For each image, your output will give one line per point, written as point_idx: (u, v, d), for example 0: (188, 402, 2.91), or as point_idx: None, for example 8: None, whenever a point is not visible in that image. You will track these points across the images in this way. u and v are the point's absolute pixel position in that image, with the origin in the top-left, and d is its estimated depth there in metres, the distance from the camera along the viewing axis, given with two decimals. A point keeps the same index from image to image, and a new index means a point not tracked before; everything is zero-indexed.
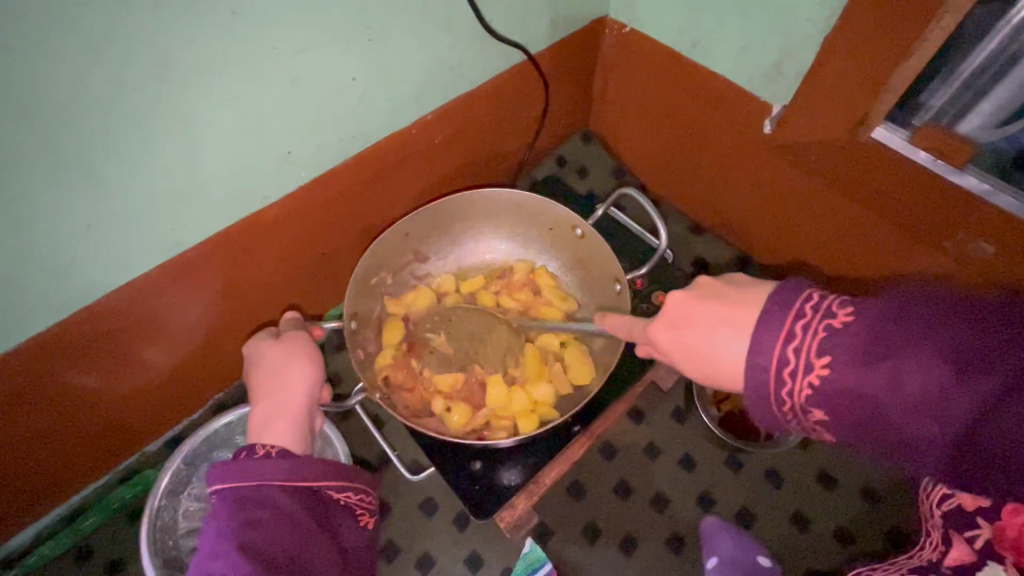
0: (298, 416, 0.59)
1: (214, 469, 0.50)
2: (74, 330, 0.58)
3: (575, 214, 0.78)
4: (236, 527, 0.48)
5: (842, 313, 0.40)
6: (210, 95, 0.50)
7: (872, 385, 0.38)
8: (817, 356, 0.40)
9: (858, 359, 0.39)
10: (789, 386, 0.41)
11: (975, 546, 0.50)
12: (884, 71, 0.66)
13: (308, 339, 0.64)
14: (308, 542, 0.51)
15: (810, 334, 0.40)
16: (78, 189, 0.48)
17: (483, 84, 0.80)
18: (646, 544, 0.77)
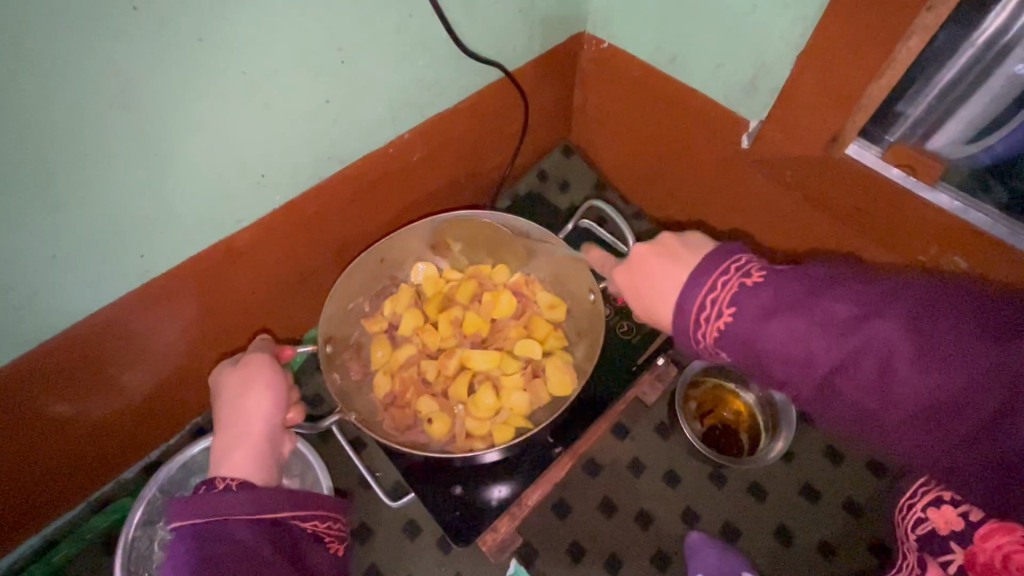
0: (259, 445, 0.62)
1: (173, 508, 0.54)
2: (46, 359, 0.61)
3: (548, 232, 0.79)
4: (191, 561, 0.50)
5: (757, 273, 0.46)
6: (178, 121, 0.53)
7: (772, 335, 0.45)
8: (727, 308, 0.46)
9: (770, 304, 0.45)
10: (702, 330, 0.47)
11: (945, 570, 0.47)
12: (856, 86, 0.65)
13: (269, 360, 0.66)
14: (267, 573, 0.52)
15: (730, 285, 0.46)
16: (46, 218, 0.51)
17: (458, 104, 0.82)
18: (630, 563, 0.78)
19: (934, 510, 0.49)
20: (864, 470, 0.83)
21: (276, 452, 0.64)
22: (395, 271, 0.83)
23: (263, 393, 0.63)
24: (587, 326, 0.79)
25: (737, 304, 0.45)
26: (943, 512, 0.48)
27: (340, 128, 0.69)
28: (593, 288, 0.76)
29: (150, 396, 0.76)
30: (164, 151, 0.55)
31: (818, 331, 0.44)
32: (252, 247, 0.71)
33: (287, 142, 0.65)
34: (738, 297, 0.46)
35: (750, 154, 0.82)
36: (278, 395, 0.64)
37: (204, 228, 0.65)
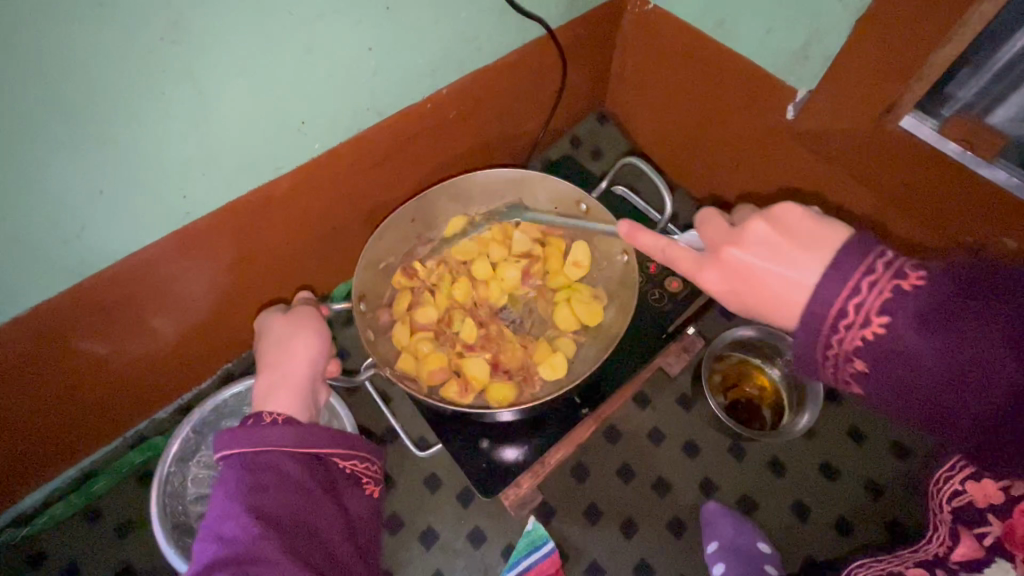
0: (302, 386, 0.63)
1: (223, 438, 0.55)
2: (88, 296, 0.62)
3: (580, 188, 0.78)
4: (244, 490, 0.52)
5: (914, 273, 0.41)
6: (223, 64, 0.53)
7: (920, 349, 0.41)
8: (878, 315, 0.42)
9: (910, 345, 0.41)
10: (841, 335, 0.43)
11: (983, 543, 0.49)
12: (918, 55, 0.62)
13: (317, 314, 0.68)
14: (313, 506, 0.54)
15: (879, 287, 0.41)
16: (93, 155, 0.52)
17: (498, 60, 0.80)
18: (645, 527, 0.79)
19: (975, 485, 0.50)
20: (887, 453, 0.83)
21: (315, 399, 0.65)
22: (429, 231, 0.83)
23: (310, 338, 0.65)
24: (620, 290, 0.79)
25: (870, 348, 0.42)
26: (984, 487, 0.50)
27: (381, 77, 0.68)
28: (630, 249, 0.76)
29: (185, 339, 0.78)
30: (209, 92, 0.54)
31: (931, 338, 0.41)
32: (288, 196, 0.72)
33: (327, 89, 0.64)
34: (868, 339, 0.42)
35: (794, 126, 0.80)
36: (323, 341, 0.66)
37: (244, 173, 0.65)
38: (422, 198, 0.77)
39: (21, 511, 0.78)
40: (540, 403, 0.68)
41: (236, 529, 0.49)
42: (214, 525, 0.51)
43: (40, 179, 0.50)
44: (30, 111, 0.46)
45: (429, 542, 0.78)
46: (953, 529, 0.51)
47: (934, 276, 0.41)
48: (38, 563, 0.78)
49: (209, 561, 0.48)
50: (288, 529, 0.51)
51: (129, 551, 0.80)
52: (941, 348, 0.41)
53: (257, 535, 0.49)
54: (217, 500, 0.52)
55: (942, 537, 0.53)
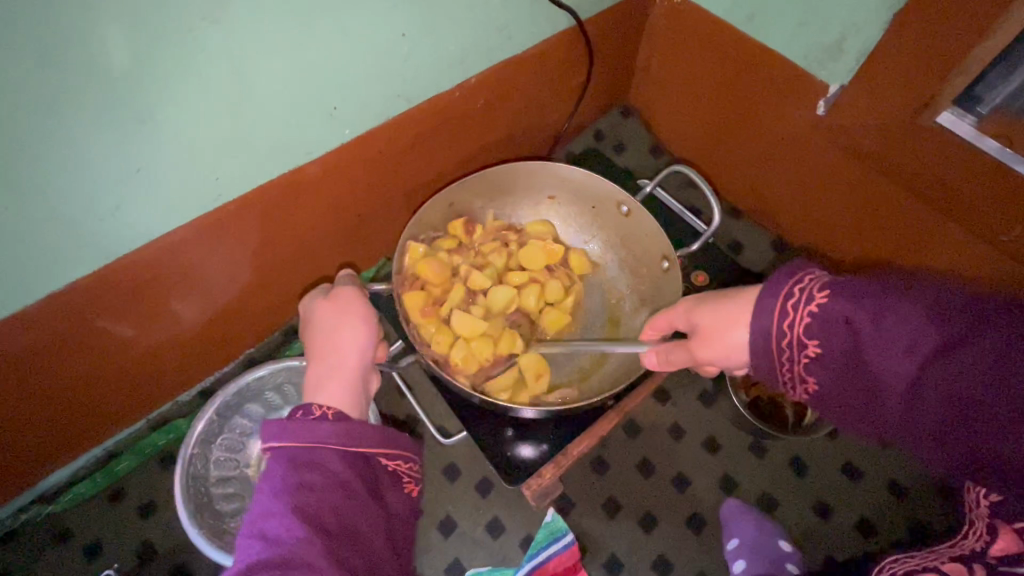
0: (352, 375, 0.63)
1: (271, 427, 0.55)
2: (120, 275, 0.63)
3: (622, 190, 0.78)
4: (290, 486, 0.52)
5: (820, 294, 0.50)
6: (262, 45, 0.53)
7: (855, 323, 0.48)
8: (819, 293, 0.50)
9: (845, 318, 0.48)
10: (790, 316, 0.50)
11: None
12: (957, 51, 0.61)
13: (361, 298, 0.68)
14: (356, 506, 0.54)
15: (799, 306, 0.50)
16: (133, 134, 0.52)
17: (528, 51, 0.80)
18: (664, 522, 0.79)
19: None
20: (911, 455, 0.82)
21: (365, 387, 0.65)
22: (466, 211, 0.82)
23: (357, 326, 0.65)
24: (658, 289, 0.79)
25: (812, 326, 0.50)
26: None
27: (413, 65, 0.68)
28: (671, 255, 0.76)
29: (211, 323, 0.79)
30: (247, 74, 0.55)
31: (861, 313, 0.48)
32: (317, 181, 0.72)
33: (360, 74, 0.64)
34: (813, 313, 0.49)
35: (824, 122, 0.79)
36: (371, 330, 0.66)
37: (277, 157, 0.66)
38: (466, 182, 0.78)
39: (44, 490, 0.78)
40: (577, 404, 0.68)
41: (281, 529, 0.50)
42: (259, 520, 0.51)
43: (81, 156, 0.51)
44: (77, 89, 0.46)
45: (447, 530, 0.78)
46: (993, 523, 0.46)
47: (834, 291, 0.49)
48: (62, 541, 0.79)
49: (254, 559, 0.49)
50: (331, 531, 0.51)
51: (151, 532, 0.80)
52: (849, 348, 0.49)
53: (300, 536, 0.50)
54: (263, 495, 0.52)
55: (979, 533, 0.48)
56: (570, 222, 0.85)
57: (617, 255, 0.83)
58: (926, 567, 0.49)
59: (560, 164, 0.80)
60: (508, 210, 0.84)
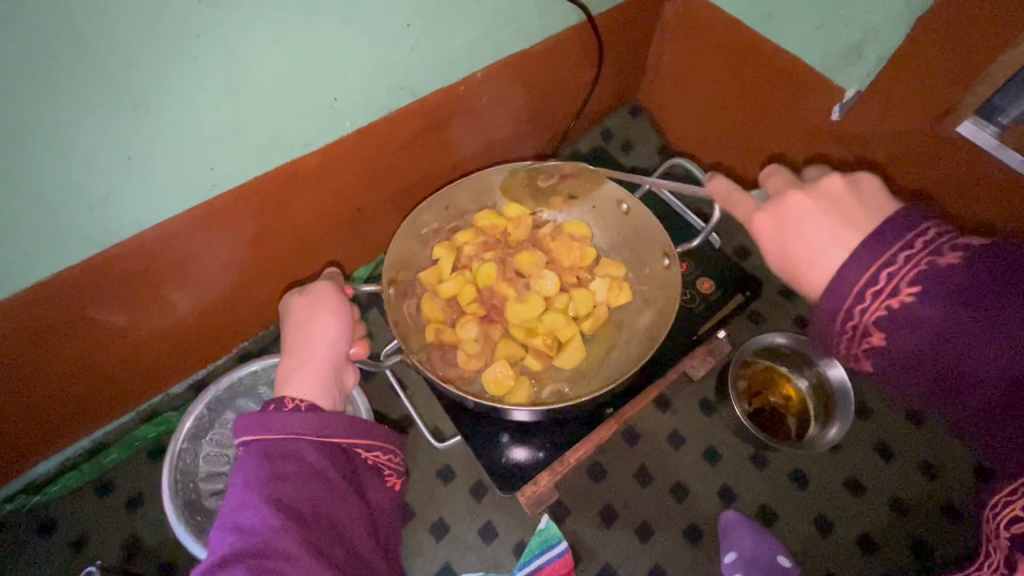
0: (323, 369, 0.62)
1: (241, 422, 0.54)
2: (110, 265, 0.61)
3: (622, 188, 0.78)
4: (264, 478, 0.51)
5: (909, 286, 0.44)
6: (259, 33, 0.51)
7: (942, 324, 0.44)
8: (907, 285, 0.44)
9: (932, 318, 0.44)
10: (864, 304, 0.46)
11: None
12: (982, 60, 0.59)
13: (337, 292, 0.66)
14: (334, 497, 0.53)
15: (878, 298, 0.46)
16: (123, 121, 0.50)
17: (536, 45, 0.77)
18: (661, 532, 0.77)
19: None
20: (914, 471, 0.80)
21: (338, 381, 0.64)
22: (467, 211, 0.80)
23: (330, 320, 0.64)
24: (659, 290, 0.76)
25: (888, 319, 0.46)
26: None
27: (416, 55, 0.66)
28: (671, 252, 0.74)
29: (203, 316, 0.77)
30: (244, 61, 0.52)
31: (953, 313, 0.43)
32: (315, 174, 0.70)
33: (362, 63, 0.62)
34: (891, 308, 0.45)
35: (840, 128, 0.77)
36: (343, 324, 0.65)
37: (274, 148, 0.64)
38: (460, 185, 0.77)
39: (31, 480, 0.77)
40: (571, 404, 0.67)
41: (255, 520, 0.48)
42: (230, 513, 0.50)
43: (68, 143, 0.49)
44: (63, 72, 0.44)
45: (440, 534, 0.76)
46: (1009, 555, 0.45)
47: (927, 286, 0.44)
48: (48, 532, 0.78)
49: (227, 552, 0.47)
50: (308, 521, 0.50)
51: (138, 525, 0.79)
52: (926, 348, 0.45)
53: (275, 527, 0.48)
54: (236, 488, 0.51)
55: (995, 565, 0.46)
56: None
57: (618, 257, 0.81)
58: None
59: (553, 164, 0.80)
60: None
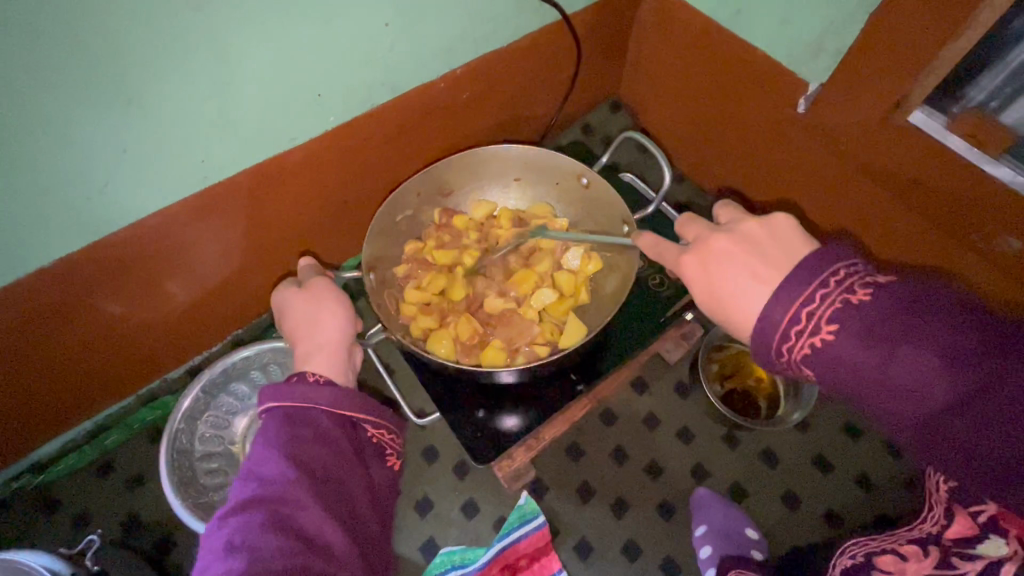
0: (337, 351, 0.64)
1: (266, 389, 0.56)
2: (106, 252, 0.65)
3: (580, 162, 0.80)
4: (284, 439, 0.52)
5: (829, 325, 0.42)
6: (244, 33, 0.55)
7: (864, 363, 0.42)
8: (828, 323, 0.42)
9: (853, 360, 0.42)
10: (791, 343, 0.44)
11: (978, 521, 0.44)
12: (927, 52, 0.62)
13: (332, 285, 0.68)
14: (345, 463, 0.55)
15: (803, 337, 0.43)
16: (117, 115, 0.54)
17: (513, 43, 0.81)
18: (636, 508, 0.80)
19: None
20: (881, 448, 0.84)
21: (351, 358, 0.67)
22: (439, 200, 0.84)
23: (335, 309, 0.65)
24: (622, 256, 0.78)
25: (820, 359, 0.43)
26: None
27: (396, 53, 0.69)
28: (629, 219, 0.76)
29: (198, 304, 0.81)
30: (230, 60, 0.56)
31: (867, 351, 0.41)
32: (302, 167, 0.74)
33: (344, 61, 0.65)
34: (816, 348, 0.43)
35: (805, 120, 0.80)
36: (347, 308, 0.66)
37: (260, 142, 0.67)
38: (428, 173, 0.79)
39: (36, 460, 0.81)
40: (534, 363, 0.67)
41: (274, 472, 0.50)
42: (251, 469, 0.51)
43: (68, 135, 0.53)
44: (61, 69, 0.48)
45: (424, 510, 0.80)
46: (948, 508, 0.47)
47: (843, 325, 0.42)
48: (52, 509, 0.82)
49: (247, 497, 0.49)
50: (321, 479, 0.52)
51: (138, 503, 0.83)
52: (860, 388, 0.43)
53: (293, 479, 0.50)
54: (256, 445, 0.53)
55: (938, 517, 0.48)
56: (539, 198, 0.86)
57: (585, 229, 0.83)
58: (886, 550, 0.51)
59: (517, 145, 0.81)
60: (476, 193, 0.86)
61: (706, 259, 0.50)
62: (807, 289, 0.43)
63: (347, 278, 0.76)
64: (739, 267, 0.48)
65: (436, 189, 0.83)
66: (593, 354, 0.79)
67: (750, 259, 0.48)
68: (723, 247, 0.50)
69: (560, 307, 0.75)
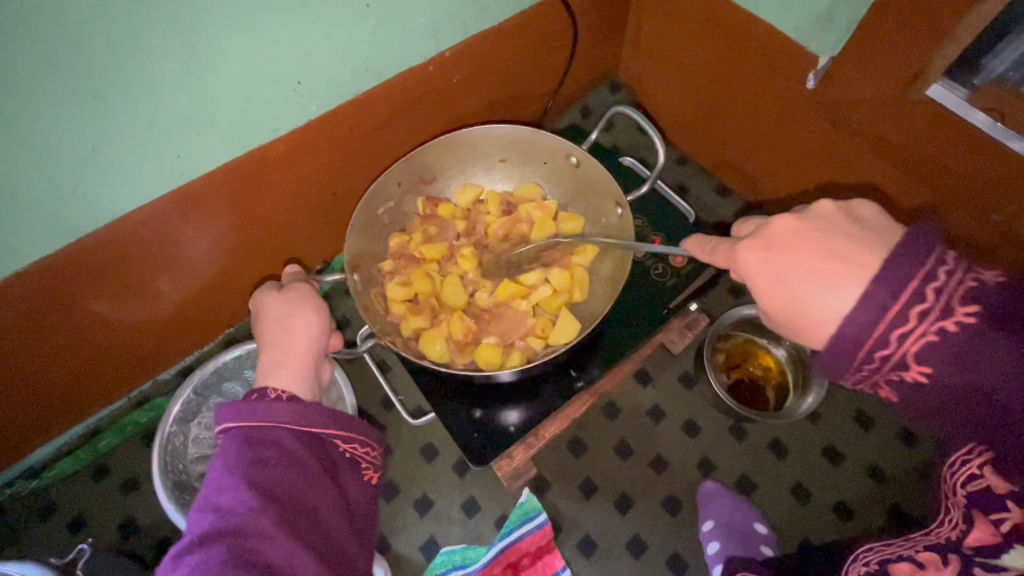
0: (304, 365, 0.60)
1: (224, 408, 0.52)
2: (82, 255, 0.62)
3: (569, 141, 0.75)
4: (244, 463, 0.49)
5: (964, 306, 0.39)
6: (214, 20, 0.51)
7: (998, 351, 0.38)
8: (963, 303, 0.39)
9: (989, 347, 0.39)
10: (914, 326, 0.39)
11: (1000, 529, 0.43)
12: (948, 21, 0.57)
13: (312, 290, 0.64)
14: (313, 484, 0.52)
15: (928, 320, 0.39)
16: (80, 110, 0.51)
17: (504, 22, 0.77)
18: (640, 503, 0.78)
19: (997, 470, 0.43)
20: (892, 438, 0.81)
21: (318, 375, 0.63)
22: (420, 186, 0.80)
23: (310, 317, 0.61)
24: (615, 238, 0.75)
25: (941, 346, 0.39)
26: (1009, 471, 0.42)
27: (379, 37, 0.66)
28: (622, 200, 0.73)
29: (187, 304, 0.79)
30: (200, 49, 0.53)
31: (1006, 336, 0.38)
32: (285, 159, 0.70)
33: (324, 46, 0.62)
34: (942, 333, 0.39)
35: (814, 96, 0.75)
36: (325, 320, 0.62)
37: (239, 135, 0.64)
38: (408, 161, 0.75)
39: (30, 465, 0.80)
40: (527, 364, 0.66)
41: (234, 501, 0.48)
42: (211, 497, 0.49)
43: (29, 133, 0.49)
44: (15, 64, 0.45)
45: (424, 509, 0.78)
46: (966, 513, 0.45)
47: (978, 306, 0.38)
48: (47, 515, 0.81)
49: (206, 531, 0.47)
50: (286, 505, 0.50)
51: (134, 507, 0.82)
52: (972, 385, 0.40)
53: (254, 509, 0.47)
54: (216, 470, 0.50)
55: (954, 520, 0.46)
56: (527, 179, 0.82)
57: (575, 207, 0.80)
58: (899, 555, 0.48)
59: (499, 124, 0.77)
60: (458, 176, 0.82)
61: (771, 245, 0.46)
62: (924, 267, 0.39)
63: (327, 278, 0.71)
64: (803, 258, 0.44)
65: (420, 176, 0.79)
66: (588, 345, 0.76)
67: (823, 243, 0.44)
68: (789, 228, 0.46)
69: (553, 301, 0.72)
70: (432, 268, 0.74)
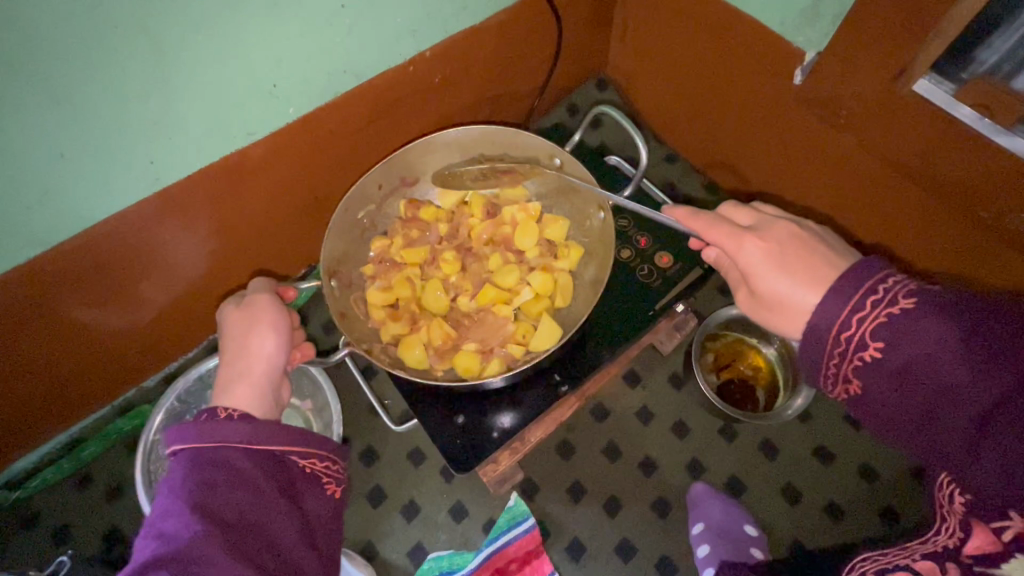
0: (261, 385, 0.58)
1: (173, 431, 0.50)
2: (54, 264, 0.61)
3: (550, 142, 0.72)
4: (191, 487, 0.47)
5: (906, 298, 0.41)
6: (181, 24, 0.50)
7: (938, 344, 0.40)
8: (906, 296, 0.41)
9: (932, 340, 0.40)
10: (861, 312, 0.43)
11: (1002, 538, 0.41)
12: (934, 14, 0.56)
13: (272, 301, 0.62)
14: (266, 505, 0.49)
15: (877, 306, 0.42)
16: (45, 117, 0.49)
17: (486, 20, 0.76)
18: (629, 506, 0.78)
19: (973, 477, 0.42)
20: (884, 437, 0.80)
21: (278, 394, 0.60)
22: (403, 189, 0.79)
23: (268, 332, 0.60)
24: (598, 241, 0.75)
25: (884, 331, 0.42)
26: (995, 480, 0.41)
27: (356, 38, 0.64)
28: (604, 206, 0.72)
29: (168, 310, 0.78)
30: (168, 55, 0.52)
31: (948, 331, 0.40)
32: (263, 163, 0.69)
33: (298, 48, 0.60)
34: (884, 319, 0.42)
35: (801, 92, 0.74)
36: (283, 335, 0.60)
37: (215, 140, 0.63)
38: (389, 163, 0.74)
39: (12, 475, 0.79)
40: (508, 373, 0.65)
41: (179, 525, 0.45)
42: (156, 523, 0.46)
43: None
44: None
45: (411, 514, 0.77)
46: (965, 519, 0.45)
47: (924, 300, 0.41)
48: (31, 525, 0.80)
49: (147, 558, 0.43)
50: (235, 526, 0.47)
51: (119, 516, 0.81)
52: (913, 373, 0.42)
53: (199, 532, 0.45)
54: (162, 496, 0.47)
55: (953, 528, 0.46)
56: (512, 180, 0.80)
57: (559, 209, 0.79)
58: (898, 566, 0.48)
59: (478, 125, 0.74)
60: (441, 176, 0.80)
61: (775, 244, 0.49)
62: None
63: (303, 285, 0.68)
64: (797, 258, 0.48)
65: (402, 178, 0.77)
66: (574, 348, 0.75)
67: (813, 250, 0.48)
68: (792, 232, 0.50)
69: (535, 306, 0.71)
70: (414, 272, 0.74)
